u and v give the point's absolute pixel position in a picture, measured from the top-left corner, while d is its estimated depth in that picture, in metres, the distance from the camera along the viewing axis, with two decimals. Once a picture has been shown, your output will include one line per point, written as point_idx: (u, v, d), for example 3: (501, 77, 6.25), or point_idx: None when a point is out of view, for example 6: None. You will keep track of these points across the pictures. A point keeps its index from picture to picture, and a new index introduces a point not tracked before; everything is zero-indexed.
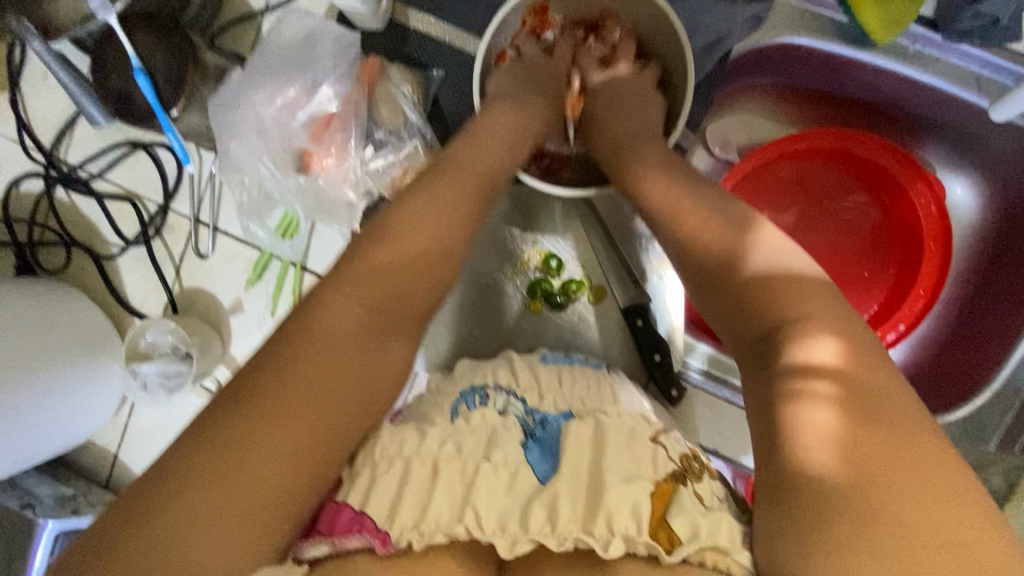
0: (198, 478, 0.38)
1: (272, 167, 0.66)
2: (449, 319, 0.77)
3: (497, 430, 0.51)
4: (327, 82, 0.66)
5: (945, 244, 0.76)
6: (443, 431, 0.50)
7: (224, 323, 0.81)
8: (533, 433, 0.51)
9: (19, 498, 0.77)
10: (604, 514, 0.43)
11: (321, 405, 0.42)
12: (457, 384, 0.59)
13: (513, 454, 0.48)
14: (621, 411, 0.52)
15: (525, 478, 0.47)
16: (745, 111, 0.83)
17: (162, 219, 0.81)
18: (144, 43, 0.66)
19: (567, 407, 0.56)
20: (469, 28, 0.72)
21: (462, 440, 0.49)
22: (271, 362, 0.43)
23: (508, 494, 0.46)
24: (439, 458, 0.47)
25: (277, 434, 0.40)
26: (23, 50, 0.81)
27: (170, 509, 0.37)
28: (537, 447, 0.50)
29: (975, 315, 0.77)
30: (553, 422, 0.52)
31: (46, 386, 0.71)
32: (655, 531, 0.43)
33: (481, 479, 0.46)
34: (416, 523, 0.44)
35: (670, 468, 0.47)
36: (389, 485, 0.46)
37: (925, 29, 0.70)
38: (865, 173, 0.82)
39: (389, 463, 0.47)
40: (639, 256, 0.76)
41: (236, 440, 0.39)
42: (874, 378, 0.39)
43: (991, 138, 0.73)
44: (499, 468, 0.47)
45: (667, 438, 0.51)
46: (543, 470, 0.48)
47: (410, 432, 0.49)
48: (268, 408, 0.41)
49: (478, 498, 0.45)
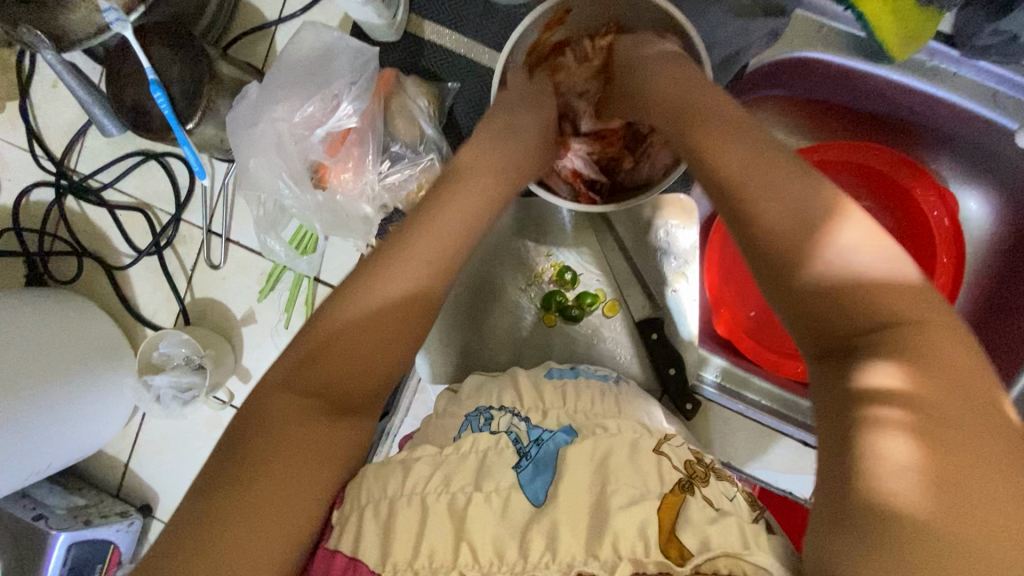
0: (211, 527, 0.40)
1: (290, 183, 0.65)
2: (463, 332, 0.77)
3: (488, 454, 0.50)
4: (345, 97, 0.65)
5: (958, 257, 0.76)
6: (431, 462, 0.50)
7: (236, 334, 0.81)
8: (528, 452, 0.51)
9: (31, 509, 0.77)
10: (610, 537, 0.42)
11: (312, 441, 0.44)
12: (462, 407, 0.60)
13: (504, 479, 0.48)
14: (621, 424, 0.52)
15: (517, 501, 0.47)
16: (760, 123, 0.83)
17: (173, 229, 0.81)
18: (160, 56, 0.66)
19: (569, 421, 0.55)
20: (485, 40, 0.72)
21: (450, 471, 0.49)
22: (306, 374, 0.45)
23: (501, 520, 0.46)
24: (426, 495, 0.47)
25: (271, 476, 0.42)
26: (32, 58, 0.80)
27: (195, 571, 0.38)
28: (531, 467, 0.49)
29: (983, 338, 0.77)
30: (550, 440, 0.51)
31: (62, 396, 0.72)
32: (666, 546, 0.42)
33: (473, 510, 0.46)
34: (409, 562, 0.44)
35: (676, 477, 0.47)
36: (376, 526, 0.45)
37: (943, 45, 0.70)
38: (877, 182, 0.82)
39: (376, 507, 0.46)
40: (654, 268, 0.76)
41: (274, 445, 0.43)
42: (920, 405, 0.33)
43: (1007, 153, 0.73)
44: (491, 496, 0.47)
45: (668, 445, 0.52)
46: (535, 490, 0.47)
47: (394, 469, 0.49)
48: (258, 454, 0.42)
49: (471, 530, 0.44)
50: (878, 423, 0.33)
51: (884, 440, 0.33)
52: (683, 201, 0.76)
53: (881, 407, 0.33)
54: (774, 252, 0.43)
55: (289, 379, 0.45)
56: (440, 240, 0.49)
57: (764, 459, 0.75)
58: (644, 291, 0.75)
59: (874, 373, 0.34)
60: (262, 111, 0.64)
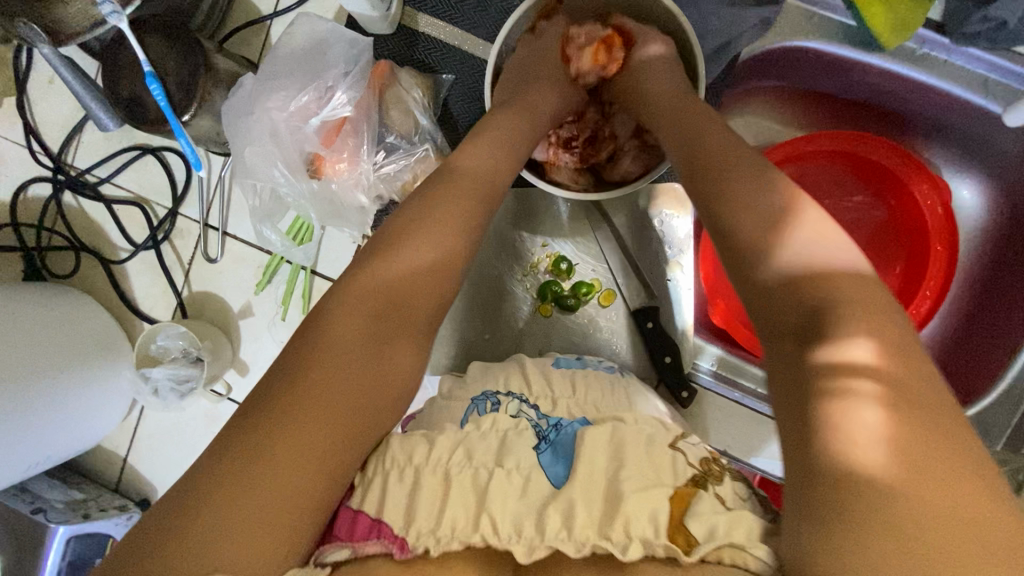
0: (238, 467, 0.38)
1: (285, 172, 0.65)
2: (459, 323, 0.77)
3: (508, 434, 0.51)
4: (340, 88, 0.66)
5: (951, 243, 0.76)
6: (454, 436, 0.50)
7: (234, 327, 0.82)
8: (547, 435, 0.51)
9: (30, 502, 0.77)
10: (623, 518, 0.42)
11: (346, 387, 0.43)
12: (470, 390, 0.60)
13: (525, 458, 0.48)
14: (639, 419, 0.53)
15: (537, 482, 0.47)
16: (753, 113, 0.83)
17: (171, 223, 0.81)
18: (156, 49, 0.66)
19: (582, 414, 0.55)
20: (479, 31, 0.72)
21: (472, 446, 0.49)
22: (302, 356, 0.43)
23: (522, 499, 0.45)
24: (450, 467, 0.47)
25: (302, 420, 0.40)
26: (30, 54, 0.81)
27: (222, 509, 0.37)
28: (549, 449, 0.50)
29: (976, 320, 0.77)
30: (568, 426, 0.52)
31: (60, 388, 0.72)
32: (672, 534, 0.42)
33: (494, 485, 0.46)
34: (432, 529, 0.43)
35: (689, 472, 0.48)
36: (400, 490, 0.45)
37: (932, 32, 0.71)
38: (870, 173, 0.82)
39: (400, 472, 0.46)
40: (649, 258, 0.76)
41: (258, 444, 0.39)
42: (899, 375, 0.35)
43: (999, 139, 0.73)
44: (512, 473, 0.47)
45: (683, 442, 0.52)
46: (556, 472, 0.47)
47: (421, 440, 0.49)
48: (298, 396, 0.41)
49: (493, 505, 0.44)
50: (849, 396, 0.34)
51: (857, 407, 0.34)
52: (678, 190, 0.76)
53: (851, 379, 0.35)
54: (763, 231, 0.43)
55: (325, 327, 0.45)
56: (432, 225, 0.50)
57: (765, 449, 0.75)
58: (640, 280, 0.76)
59: (843, 351, 0.36)
60: (257, 100, 0.64)
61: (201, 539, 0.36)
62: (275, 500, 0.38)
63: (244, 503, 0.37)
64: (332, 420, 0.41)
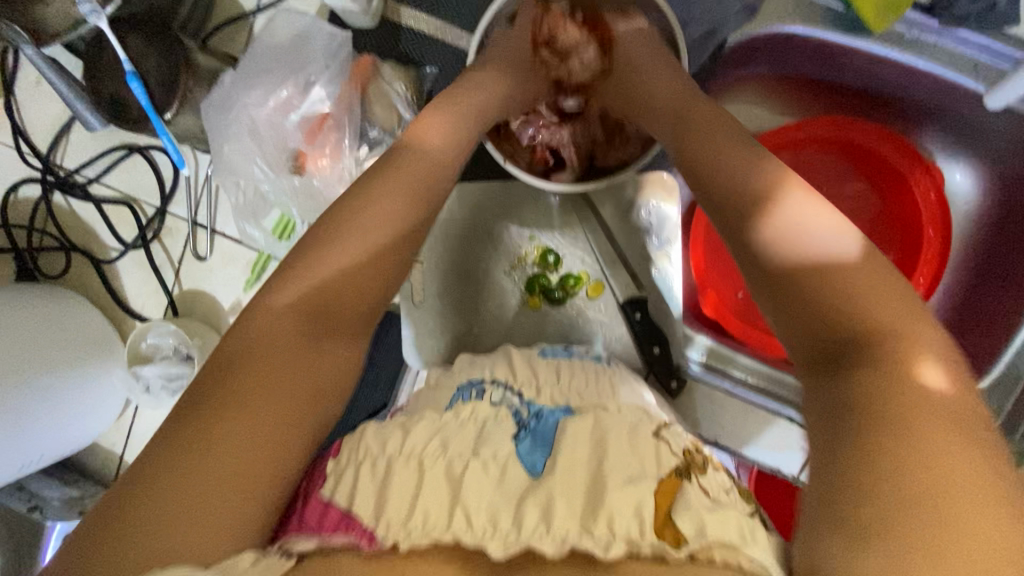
0: (180, 456, 0.36)
1: (266, 169, 0.65)
2: (448, 317, 0.77)
3: (487, 424, 0.51)
4: (320, 82, 0.65)
5: (946, 229, 0.75)
6: (431, 427, 0.50)
7: (224, 325, 0.82)
8: (527, 424, 0.51)
9: (26, 501, 0.78)
10: (606, 515, 0.41)
11: (302, 374, 0.42)
12: (456, 379, 0.61)
13: (502, 449, 0.48)
14: (621, 407, 0.54)
15: (513, 469, 0.46)
16: (743, 100, 0.82)
17: (159, 222, 0.82)
18: (136, 47, 0.67)
19: (565, 401, 0.55)
20: (460, 24, 0.72)
21: (448, 436, 0.49)
22: (270, 354, 0.42)
23: (498, 489, 0.44)
24: (424, 456, 0.47)
25: (255, 407, 0.39)
26: (15, 56, 0.81)
27: (161, 505, 0.35)
28: (529, 438, 0.50)
29: (972, 305, 0.77)
30: (549, 415, 0.52)
31: (51, 388, 0.72)
32: (661, 530, 0.40)
33: (469, 478, 0.44)
34: (402, 522, 0.42)
35: (673, 462, 0.47)
36: (371, 481, 0.45)
37: (921, 15, 0.69)
38: (863, 160, 0.81)
39: (373, 463, 0.47)
40: (637, 250, 0.76)
41: (211, 419, 0.38)
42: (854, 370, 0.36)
43: (990, 122, 0.72)
44: (488, 463, 0.46)
45: (668, 432, 0.52)
46: (533, 461, 0.47)
47: (395, 430, 0.50)
48: (257, 379, 0.40)
49: (467, 497, 0.43)
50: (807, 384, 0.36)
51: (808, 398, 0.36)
52: (666, 179, 0.76)
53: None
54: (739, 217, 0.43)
55: (275, 321, 0.43)
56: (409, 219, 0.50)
57: (759, 439, 0.74)
58: (628, 272, 0.76)
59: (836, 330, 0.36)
60: (237, 96, 0.64)
61: (156, 521, 0.34)
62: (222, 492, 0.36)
63: (184, 498, 0.35)
64: (285, 402, 0.41)
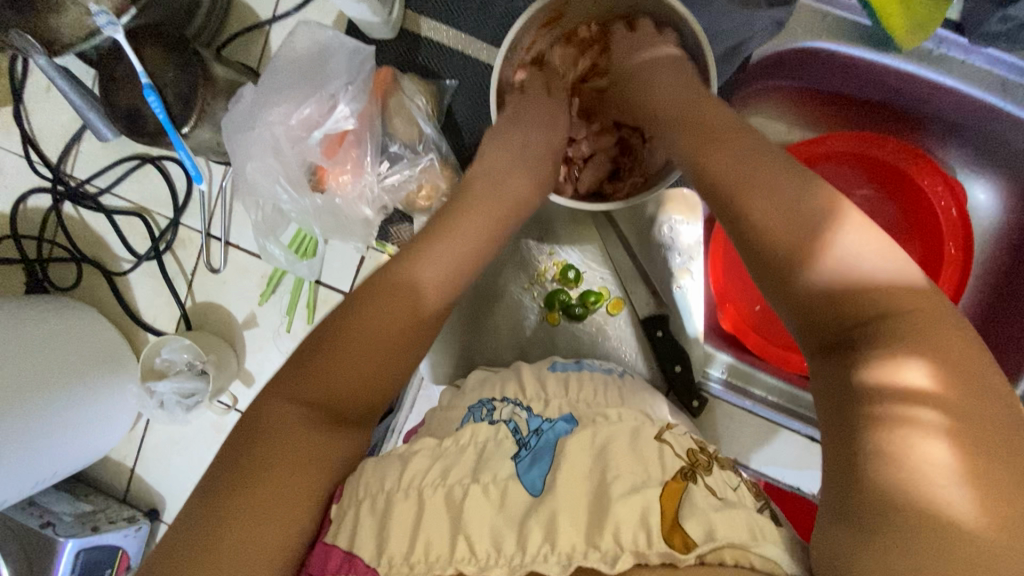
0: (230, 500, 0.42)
1: (289, 188, 0.64)
2: (462, 332, 0.75)
3: (488, 445, 0.50)
4: (343, 99, 0.64)
5: (966, 249, 0.74)
6: (429, 455, 0.49)
7: (238, 338, 0.81)
8: (528, 442, 0.50)
9: (39, 517, 0.77)
10: (612, 527, 0.41)
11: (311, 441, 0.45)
12: (468, 398, 0.59)
13: (502, 470, 0.47)
14: (622, 413, 0.51)
15: (514, 493, 0.45)
16: (762, 113, 0.81)
17: (172, 234, 0.81)
18: (154, 59, 0.65)
19: (570, 410, 0.54)
20: (482, 36, 0.70)
21: (450, 464, 0.48)
22: None
23: (500, 512, 0.44)
24: (424, 487, 0.46)
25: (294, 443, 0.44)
26: (25, 62, 0.79)
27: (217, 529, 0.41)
28: (528, 457, 0.48)
29: (989, 327, 0.76)
30: (549, 431, 0.51)
31: (64, 405, 0.71)
32: (669, 533, 0.41)
33: (470, 504, 0.44)
34: (405, 558, 0.42)
35: (678, 464, 0.47)
36: (372, 521, 0.44)
37: (952, 33, 0.69)
38: (881, 173, 0.81)
39: (372, 502, 0.45)
40: (661, 265, 0.75)
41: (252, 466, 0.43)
42: (938, 410, 0.34)
43: (1015, 141, 0.70)
44: (489, 487, 0.46)
45: (671, 434, 0.51)
46: (532, 480, 0.46)
47: (392, 462, 0.48)
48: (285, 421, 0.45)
49: (469, 525, 0.43)
50: (909, 426, 0.34)
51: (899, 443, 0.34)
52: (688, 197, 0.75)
53: (905, 401, 0.34)
54: (785, 242, 0.42)
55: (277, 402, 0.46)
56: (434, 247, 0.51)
57: (769, 455, 0.75)
58: (649, 288, 0.75)
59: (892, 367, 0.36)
60: (258, 113, 0.63)
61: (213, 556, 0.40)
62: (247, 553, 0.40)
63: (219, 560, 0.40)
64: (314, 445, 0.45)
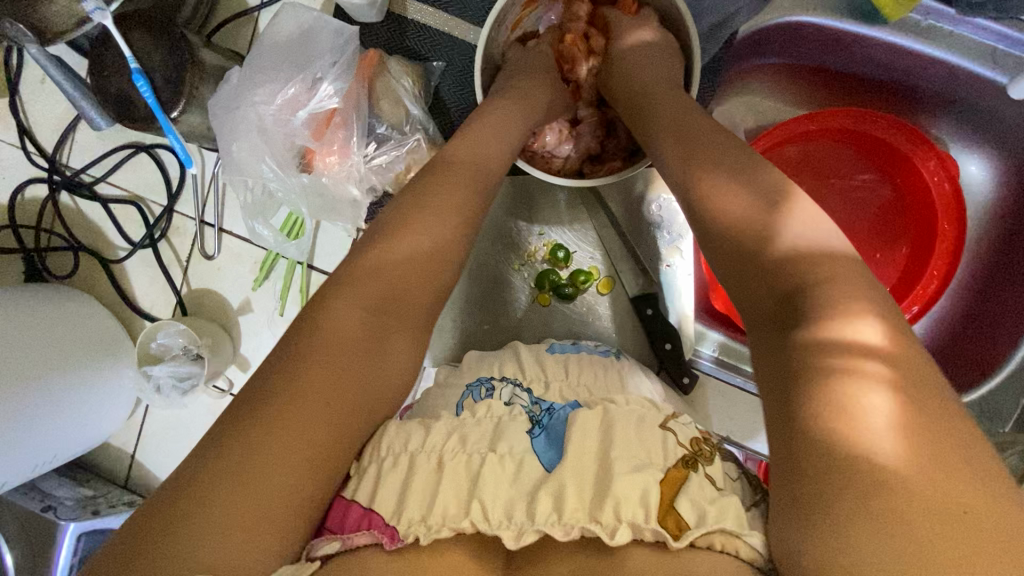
0: (214, 486, 0.36)
1: (274, 167, 0.65)
2: (455, 312, 0.76)
3: (502, 420, 0.48)
4: (327, 79, 0.65)
5: (960, 222, 0.73)
6: (449, 424, 0.47)
7: (234, 324, 0.82)
8: (540, 420, 0.48)
9: (41, 501, 0.78)
10: (612, 502, 0.39)
11: (317, 401, 0.40)
12: (460, 378, 0.58)
13: (518, 443, 0.45)
14: (629, 399, 0.50)
15: (530, 466, 0.44)
16: (751, 93, 0.80)
17: (167, 221, 0.81)
18: (142, 43, 0.66)
19: (575, 398, 0.53)
20: (469, 17, 0.71)
21: (467, 433, 0.47)
22: (274, 365, 0.41)
23: (514, 484, 0.43)
24: (445, 452, 0.44)
25: (287, 419, 0.39)
26: (20, 54, 0.80)
27: (197, 515, 0.35)
28: (543, 435, 0.47)
29: (986, 300, 0.75)
30: (560, 410, 0.49)
31: (64, 388, 0.72)
32: (663, 517, 0.39)
33: (486, 470, 0.43)
34: (423, 517, 0.40)
35: (680, 453, 0.45)
36: (394, 481, 0.43)
37: (937, 3, 0.69)
38: (877, 151, 0.79)
39: (394, 459, 0.44)
40: (647, 244, 0.75)
41: (238, 453, 0.37)
42: (903, 363, 0.34)
43: (1005, 112, 0.71)
44: (504, 459, 0.44)
45: (675, 423, 0.49)
46: (549, 457, 0.45)
47: (417, 426, 0.46)
48: (276, 392, 0.40)
49: (484, 489, 0.41)
50: (860, 375, 0.34)
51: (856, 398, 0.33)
52: None
53: (867, 358, 0.34)
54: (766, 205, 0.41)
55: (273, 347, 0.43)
56: (409, 215, 0.49)
57: (764, 433, 0.74)
58: (637, 266, 0.75)
59: (863, 327, 0.35)
60: (243, 94, 0.64)
61: (195, 544, 0.34)
62: (257, 514, 0.36)
63: (214, 522, 0.35)
64: (321, 420, 0.40)
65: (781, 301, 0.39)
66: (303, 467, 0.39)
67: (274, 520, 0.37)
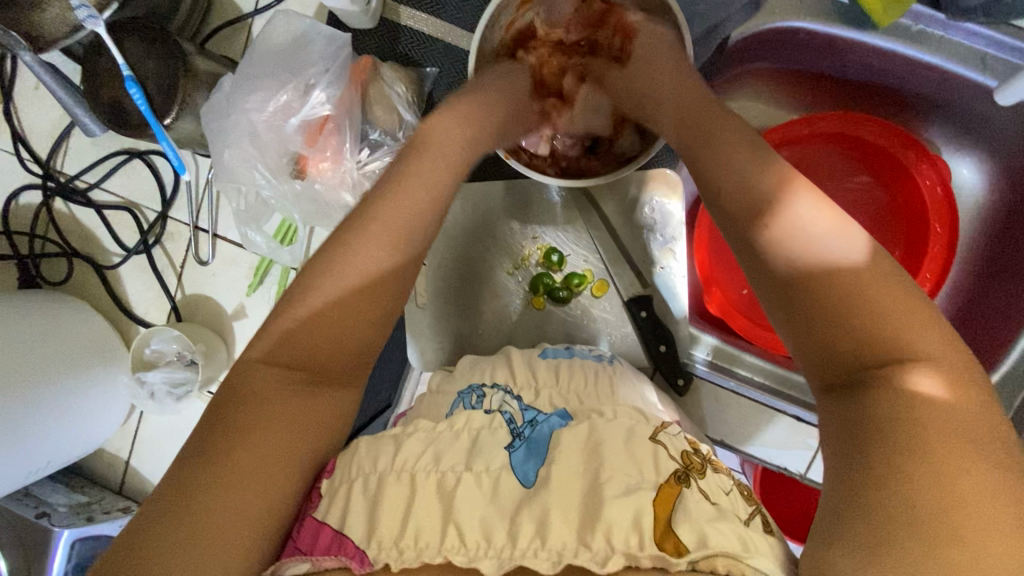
0: (192, 501, 0.37)
1: (267, 174, 0.66)
2: (449, 317, 0.76)
3: (481, 433, 0.48)
4: (320, 86, 0.65)
5: (952, 226, 0.73)
6: (424, 439, 0.47)
7: (227, 329, 0.82)
8: (522, 433, 0.48)
9: (35, 507, 0.78)
10: (603, 527, 0.39)
11: (295, 409, 0.42)
12: (454, 385, 0.58)
13: (496, 459, 0.46)
14: (619, 411, 0.50)
15: (506, 483, 0.44)
16: (745, 98, 0.81)
17: (161, 227, 0.81)
18: (134, 51, 0.66)
19: (563, 405, 0.53)
20: (461, 24, 0.71)
21: (442, 449, 0.47)
22: (257, 375, 0.42)
23: (490, 502, 0.43)
24: (417, 472, 0.45)
25: (261, 430, 0.40)
26: (13, 61, 0.80)
27: (177, 531, 0.36)
28: (524, 447, 0.47)
29: (977, 304, 0.75)
30: (545, 423, 0.49)
31: (60, 395, 0.72)
32: (661, 541, 0.38)
33: (462, 492, 0.43)
34: (394, 541, 0.40)
35: (671, 466, 0.45)
36: (364, 504, 0.43)
37: (927, 8, 0.69)
38: (869, 155, 0.79)
39: (365, 482, 0.44)
40: (640, 246, 0.75)
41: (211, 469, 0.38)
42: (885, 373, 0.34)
43: (996, 116, 0.71)
44: (482, 477, 0.44)
45: (665, 433, 0.49)
46: (525, 471, 0.45)
47: (387, 444, 0.47)
48: (251, 405, 0.41)
49: (460, 511, 0.41)
50: None
51: None
52: (668, 175, 0.74)
53: None
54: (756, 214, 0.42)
55: (254, 365, 0.43)
56: None
57: (761, 437, 0.74)
58: (633, 269, 0.75)
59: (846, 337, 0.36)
60: (235, 101, 0.64)
61: (176, 557, 0.35)
62: (198, 543, 0.36)
63: (193, 537, 0.36)
64: (293, 428, 0.42)
65: (776, 312, 0.39)
66: (247, 489, 0.39)
67: (251, 527, 0.38)
